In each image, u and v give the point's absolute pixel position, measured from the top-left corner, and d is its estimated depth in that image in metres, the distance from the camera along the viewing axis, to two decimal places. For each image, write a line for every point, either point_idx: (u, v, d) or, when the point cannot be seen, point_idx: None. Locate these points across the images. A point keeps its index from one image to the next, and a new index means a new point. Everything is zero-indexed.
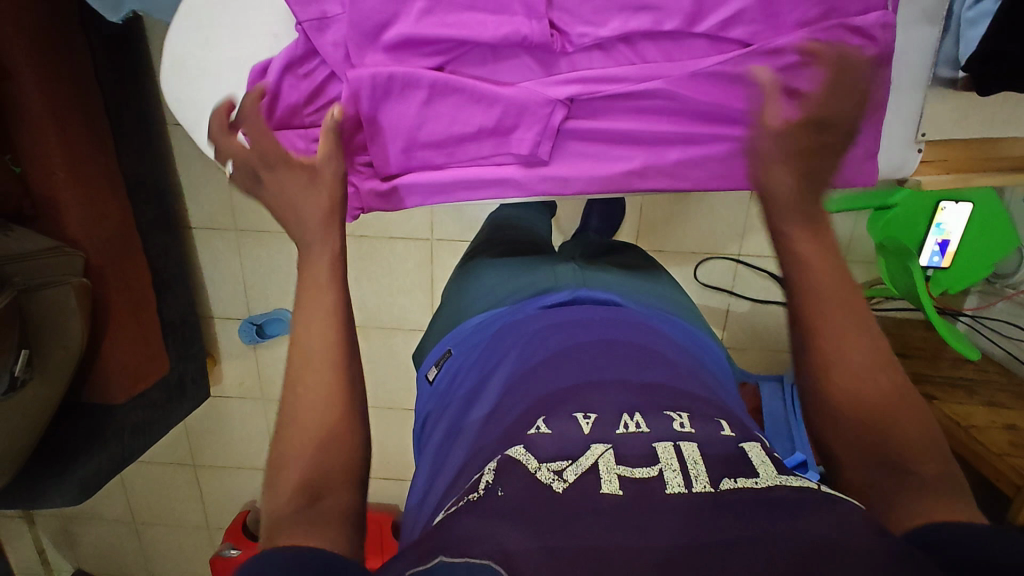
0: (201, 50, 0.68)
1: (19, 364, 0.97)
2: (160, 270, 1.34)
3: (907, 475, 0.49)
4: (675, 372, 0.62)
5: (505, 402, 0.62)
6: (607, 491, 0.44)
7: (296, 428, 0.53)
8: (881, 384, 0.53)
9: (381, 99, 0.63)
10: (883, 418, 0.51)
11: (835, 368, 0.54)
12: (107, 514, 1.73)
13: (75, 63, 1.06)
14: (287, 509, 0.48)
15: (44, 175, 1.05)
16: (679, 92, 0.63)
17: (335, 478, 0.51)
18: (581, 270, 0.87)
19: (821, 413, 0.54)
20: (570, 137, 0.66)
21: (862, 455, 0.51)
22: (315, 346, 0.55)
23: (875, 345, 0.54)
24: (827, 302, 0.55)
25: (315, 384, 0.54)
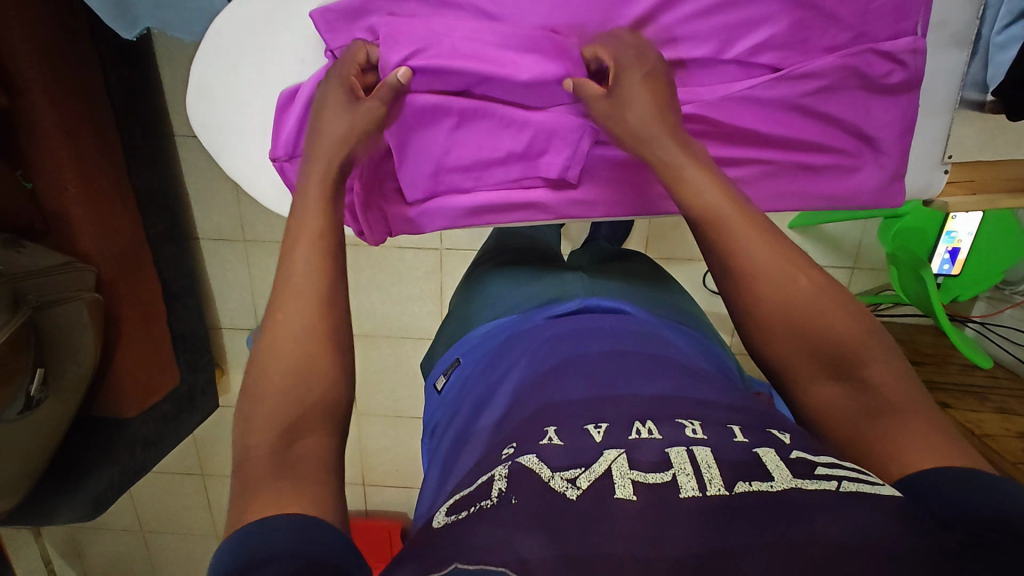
0: (226, 73, 0.68)
1: (35, 384, 0.98)
2: (168, 282, 1.33)
3: (867, 396, 0.48)
4: (688, 380, 0.61)
5: (514, 409, 0.61)
6: (621, 496, 0.43)
7: (269, 363, 0.48)
8: (821, 304, 0.50)
9: (412, 130, 0.63)
10: (833, 341, 0.49)
11: (762, 302, 0.51)
12: (115, 524, 1.72)
13: (86, 76, 1.06)
14: (263, 454, 0.44)
15: (55, 190, 1.04)
16: (713, 117, 0.62)
17: (314, 417, 0.47)
18: (589, 280, 0.86)
19: (766, 344, 0.52)
20: (601, 163, 0.66)
21: (821, 379, 0.50)
22: (299, 299, 0.50)
23: (801, 266, 0.51)
24: (741, 232, 0.51)
25: (295, 329, 0.49)
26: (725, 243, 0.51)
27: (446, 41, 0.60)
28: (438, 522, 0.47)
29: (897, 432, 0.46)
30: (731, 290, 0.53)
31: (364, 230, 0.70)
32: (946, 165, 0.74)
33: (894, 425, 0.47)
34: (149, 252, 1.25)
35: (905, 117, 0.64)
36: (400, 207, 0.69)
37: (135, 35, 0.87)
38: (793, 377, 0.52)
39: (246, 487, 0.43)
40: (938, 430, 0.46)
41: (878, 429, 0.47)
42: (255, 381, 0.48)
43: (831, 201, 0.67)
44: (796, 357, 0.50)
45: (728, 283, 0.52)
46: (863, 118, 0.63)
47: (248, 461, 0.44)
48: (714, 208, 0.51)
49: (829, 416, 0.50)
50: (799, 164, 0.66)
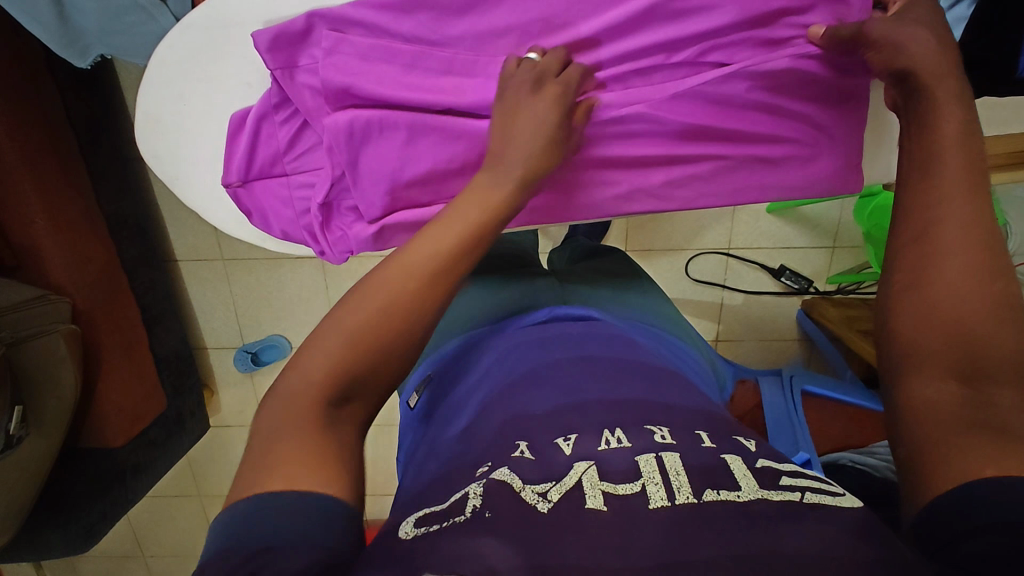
0: (175, 104, 0.69)
1: (14, 421, 0.97)
2: (148, 306, 1.32)
3: (980, 411, 0.43)
4: (655, 386, 0.61)
5: (481, 419, 0.61)
6: (591, 507, 0.44)
7: (366, 305, 0.47)
8: (990, 309, 0.45)
9: (359, 142, 0.63)
10: (973, 339, 0.45)
11: (939, 278, 0.47)
12: (114, 550, 1.70)
13: (44, 109, 1.05)
14: (317, 401, 0.44)
15: (23, 224, 1.04)
16: (661, 116, 0.63)
17: (373, 385, 0.47)
18: (561, 287, 0.86)
19: (909, 322, 0.48)
20: (558, 166, 0.66)
21: (941, 376, 0.45)
22: (412, 261, 0.49)
23: (1001, 271, 0.47)
24: (952, 201, 0.48)
25: (396, 285, 0.48)
26: (933, 207, 0.49)
27: (388, 69, 0.61)
28: (406, 534, 0.46)
29: (976, 448, 0.41)
30: (909, 259, 0.50)
31: (326, 250, 0.71)
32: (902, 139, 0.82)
33: (981, 449, 0.41)
34: (126, 280, 1.24)
35: (853, 109, 0.64)
36: (359, 225, 0.68)
37: (89, 63, 0.86)
38: (910, 369, 0.47)
39: (271, 435, 0.42)
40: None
41: (964, 442, 0.42)
42: (337, 320, 0.47)
43: (785, 191, 0.68)
44: (930, 343, 0.46)
45: (914, 252, 0.49)
46: (818, 110, 0.64)
47: (291, 400, 0.44)
48: (934, 169, 0.50)
49: (931, 415, 0.44)
50: (753, 159, 0.66)
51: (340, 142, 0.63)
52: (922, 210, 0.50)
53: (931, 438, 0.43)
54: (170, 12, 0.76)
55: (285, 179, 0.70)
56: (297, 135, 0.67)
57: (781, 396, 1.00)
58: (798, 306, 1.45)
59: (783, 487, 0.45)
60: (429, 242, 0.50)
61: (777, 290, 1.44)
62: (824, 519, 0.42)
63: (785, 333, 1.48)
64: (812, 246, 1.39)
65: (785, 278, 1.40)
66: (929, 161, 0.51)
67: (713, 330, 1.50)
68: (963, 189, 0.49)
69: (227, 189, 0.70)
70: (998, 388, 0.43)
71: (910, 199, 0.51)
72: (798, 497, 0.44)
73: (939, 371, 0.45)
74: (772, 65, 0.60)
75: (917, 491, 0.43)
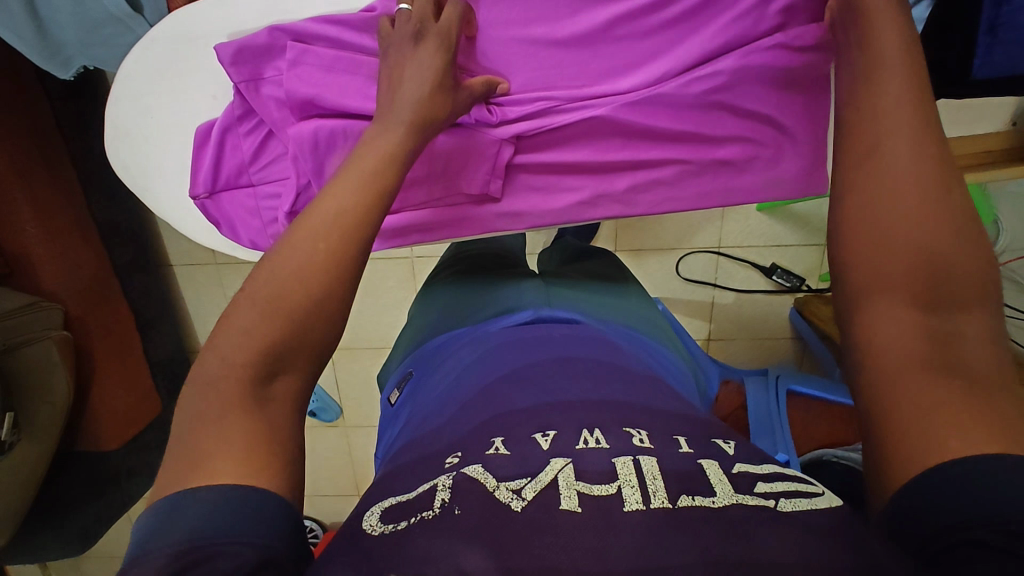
0: (141, 117, 0.71)
1: (5, 428, 0.98)
2: (142, 311, 1.34)
3: (937, 339, 0.42)
4: (634, 388, 0.62)
5: (458, 416, 0.61)
6: (565, 507, 0.44)
7: (274, 279, 0.46)
8: (948, 233, 0.44)
9: (329, 144, 0.63)
10: (938, 278, 0.43)
11: (895, 204, 0.46)
12: (114, 551, 1.72)
13: (34, 120, 1.06)
14: (238, 381, 0.43)
15: (14, 231, 1.06)
16: (619, 118, 0.65)
17: (292, 360, 0.45)
18: (546, 288, 0.86)
19: (863, 249, 0.46)
20: (522, 171, 0.69)
21: (899, 305, 0.44)
22: (302, 243, 0.47)
23: (965, 212, 0.45)
24: (911, 145, 0.47)
25: (294, 261, 0.47)
26: (888, 135, 0.48)
27: (354, 83, 0.62)
28: (370, 529, 0.47)
29: (931, 381, 0.40)
30: (865, 183, 0.48)
31: None
32: None
33: (940, 384, 0.40)
34: (120, 286, 1.26)
35: (815, 107, 0.65)
36: None
37: (72, 74, 0.86)
38: (867, 296, 0.46)
39: (214, 419, 0.42)
40: (1005, 420, 0.38)
41: (928, 386, 0.40)
42: (243, 304, 0.46)
43: (756, 193, 0.68)
44: (892, 282, 0.44)
45: (870, 178, 0.48)
46: (781, 111, 0.64)
47: (221, 383, 0.43)
48: (892, 117, 0.48)
49: (888, 343, 0.43)
50: (721, 163, 0.67)
51: (305, 151, 0.63)
52: (878, 137, 0.48)
53: (886, 366, 0.43)
54: (146, 22, 0.78)
55: (253, 189, 0.71)
56: (262, 145, 0.68)
57: (765, 395, 1.01)
58: (790, 304, 1.45)
59: (755, 490, 0.46)
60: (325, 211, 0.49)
61: (768, 289, 1.43)
62: (790, 523, 0.42)
63: (777, 331, 1.48)
64: (804, 245, 1.38)
65: (776, 276, 1.39)
66: (873, 96, 0.50)
67: (705, 329, 1.50)
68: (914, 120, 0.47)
69: (193, 199, 0.71)
70: (956, 315, 0.42)
71: (861, 126, 0.50)
72: (771, 501, 0.44)
73: (898, 297, 0.44)
74: (719, 70, 0.62)
75: (883, 458, 0.41)
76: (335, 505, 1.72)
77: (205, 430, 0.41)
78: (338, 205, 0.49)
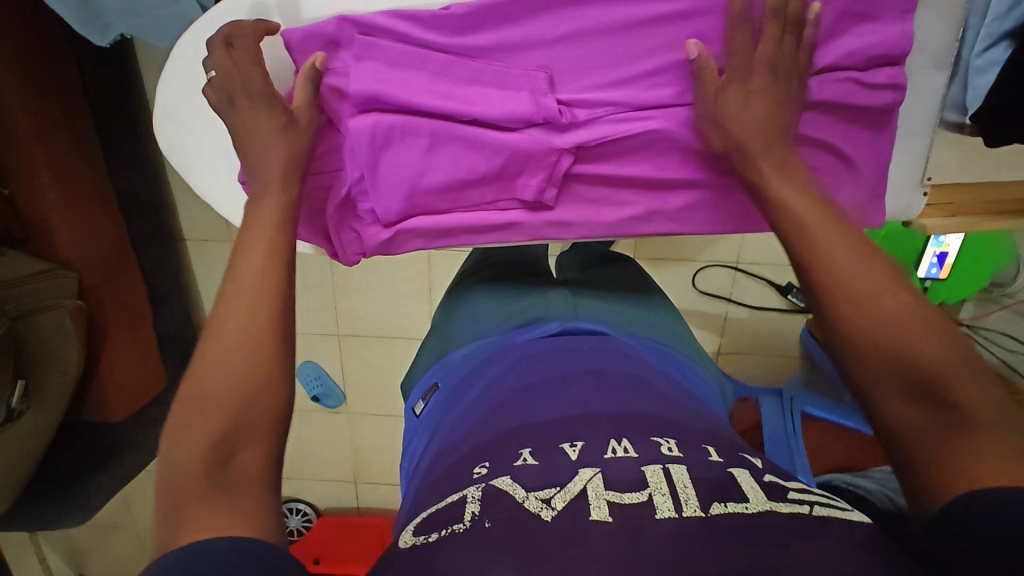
0: (190, 95, 0.70)
1: (16, 395, 0.98)
2: (156, 286, 1.32)
3: (952, 417, 0.44)
4: (664, 401, 0.59)
5: (482, 430, 0.59)
6: (596, 518, 0.44)
7: (217, 365, 0.47)
8: (909, 325, 0.47)
9: (373, 160, 0.65)
10: (915, 349, 0.46)
11: (846, 316, 0.48)
12: (107, 522, 1.71)
13: (62, 83, 1.04)
14: (195, 471, 0.43)
15: (32, 197, 1.04)
16: (683, 133, 0.65)
17: (252, 434, 0.46)
18: (571, 298, 0.83)
19: (845, 359, 0.49)
20: (576, 180, 0.69)
21: (902, 399, 0.46)
22: (230, 326, 0.49)
23: (897, 288, 0.48)
24: (833, 245, 0.51)
25: (232, 350, 0.48)
26: (815, 258, 0.51)
27: (423, 79, 0.64)
28: (404, 542, 0.47)
29: (969, 455, 0.42)
30: (815, 303, 0.51)
31: (338, 250, 0.72)
32: (924, 187, 0.77)
33: (973, 454, 0.42)
34: (135, 257, 1.24)
35: (875, 140, 0.68)
36: (375, 229, 0.70)
37: (110, 41, 0.84)
38: (870, 395, 0.48)
39: (176, 505, 0.41)
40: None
41: (963, 453, 0.42)
42: (186, 407, 0.46)
43: None
44: (878, 376, 0.47)
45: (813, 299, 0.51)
46: (843, 140, 0.68)
47: (178, 476, 0.43)
48: (811, 229, 0.52)
49: (910, 439, 0.45)
50: None
51: (363, 144, 0.65)
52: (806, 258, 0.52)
53: (916, 463, 0.44)
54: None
55: None
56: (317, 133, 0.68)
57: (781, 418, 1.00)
58: (802, 324, 1.45)
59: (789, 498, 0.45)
60: (237, 307, 0.50)
61: (782, 307, 1.44)
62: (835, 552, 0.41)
63: (788, 350, 1.49)
64: None
65: (791, 295, 1.40)
66: (792, 220, 0.53)
67: (716, 343, 1.50)
68: (833, 240, 0.51)
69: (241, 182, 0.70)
70: (959, 391, 0.44)
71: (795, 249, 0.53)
72: (806, 509, 0.44)
73: (899, 394, 0.46)
74: None
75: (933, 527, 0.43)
76: (332, 491, 1.71)
77: (177, 517, 0.41)
78: (254, 301, 0.50)
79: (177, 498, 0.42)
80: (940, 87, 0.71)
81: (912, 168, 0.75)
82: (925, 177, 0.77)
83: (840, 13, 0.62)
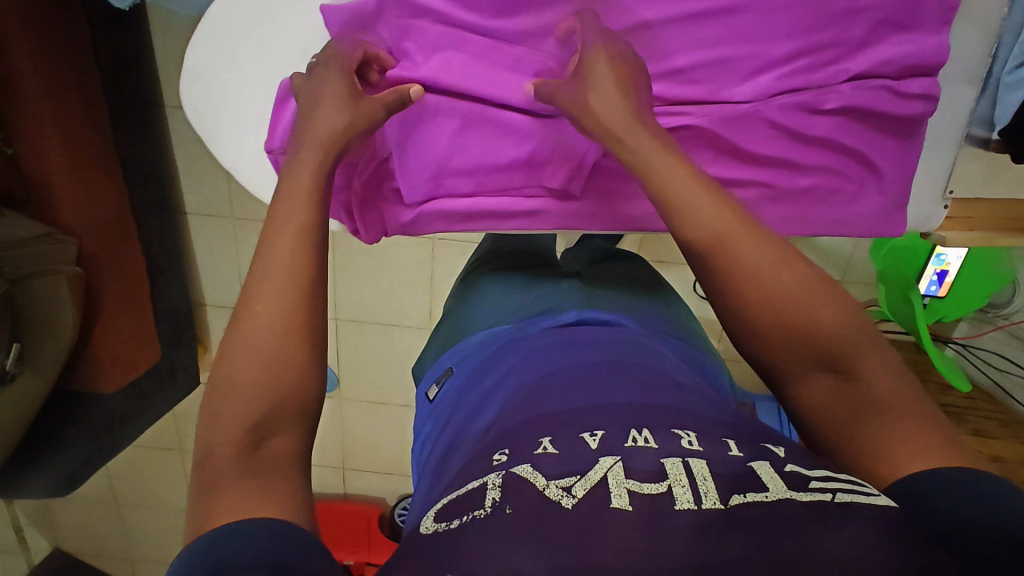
0: (223, 62, 0.71)
1: (11, 358, 0.96)
2: (156, 258, 1.30)
3: (853, 392, 0.49)
4: (683, 393, 0.59)
5: (504, 417, 0.59)
6: (617, 506, 0.43)
7: (253, 345, 0.47)
8: (812, 309, 0.50)
9: (405, 137, 0.67)
10: (825, 338, 0.49)
11: (758, 307, 0.51)
12: (88, 496, 1.68)
13: (74, 44, 1.02)
14: (228, 455, 0.44)
15: (37, 159, 1.02)
16: (716, 130, 0.68)
17: (285, 418, 0.46)
18: (585, 289, 0.84)
19: (752, 343, 0.53)
20: (602, 173, 0.70)
21: (812, 377, 0.51)
22: (271, 304, 0.49)
23: (795, 273, 0.51)
24: (738, 238, 0.51)
25: (263, 336, 0.48)
26: (721, 253, 0.51)
27: (466, 59, 0.66)
28: (427, 528, 0.47)
29: (879, 429, 0.46)
30: (724, 293, 0.53)
31: (360, 228, 0.73)
32: (945, 201, 0.81)
33: (884, 424, 0.47)
34: (137, 228, 1.22)
35: (902, 148, 0.71)
36: (400, 208, 0.72)
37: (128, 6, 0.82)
38: (781, 372, 0.52)
39: (212, 484, 0.42)
40: (938, 429, 0.46)
41: (870, 426, 0.47)
42: (224, 380, 0.47)
43: (825, 224, 0.73)
44: (789, 358, 0.51)
45: (718, 289, 0.53)
46: (875, 149, 0.70)
47: (212, 459, 0.44)
48: (714, 222, 0.51)
49: (821, 413, 0.50)
50: (786, 190, 0.71)
51: (397, 122, 0.66)
52: (710, 255, 0.51)
53: (828, 434, 0.50)
54: None
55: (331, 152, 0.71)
56: None
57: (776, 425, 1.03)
58: None
59: (810, 486, 0.43)
60: (268, 287, 0.49)
61: None
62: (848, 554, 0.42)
63: None
64: None
65: None
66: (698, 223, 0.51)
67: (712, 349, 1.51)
68: (736, 234, 0.51)
69: (267, 149, 0.70)
70: (856, 368, 0.49)
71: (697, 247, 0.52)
72: (827, 496, 0.42)
73: (809, 370, 0.51)
74: (801, 97, 0.67)
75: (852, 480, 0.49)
76: (320, 476, 1.70)
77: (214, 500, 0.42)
78: (284, 283, 0.49)
79: (213, 475, 0.43)
80: (970, 102, 0.74)
81: (938, 180, 0.79)
82: (948, 190, 0.80)
83: (879, 21, 0.64)
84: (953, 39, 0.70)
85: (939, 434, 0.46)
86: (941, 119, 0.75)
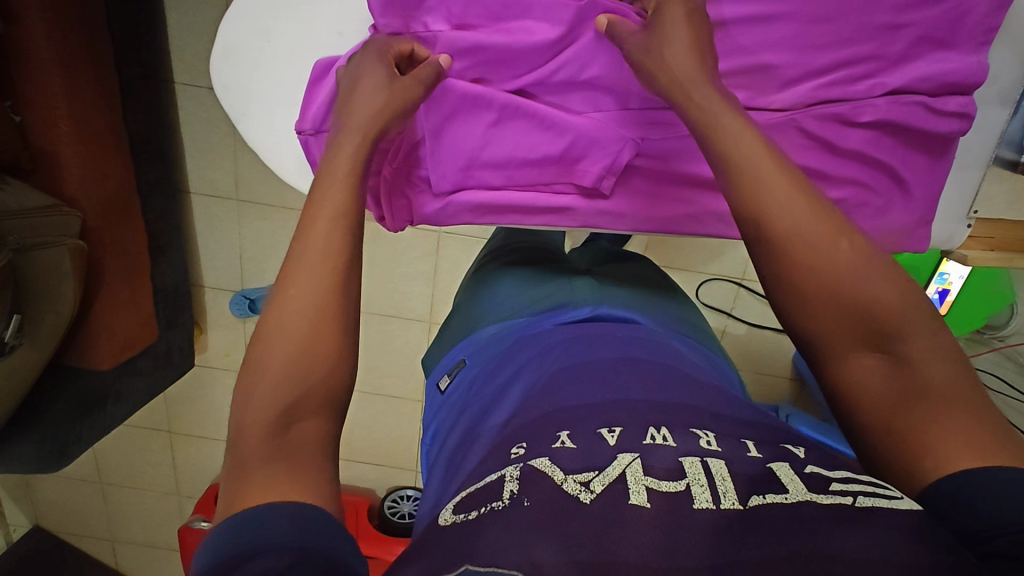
0: (259, 39, 0.73)
1: (10, 330, 0.94)
2: (156, 235, 1.27)
3: (905, 377, 0.45)
4: (701, 392, 0.59)
5: (523, 411, 0.58)
6: (635, 502, 0.42)
7: (284, 325, 0.47)
8: (865, 279, 0.47)
9: (439, 126, 0.68)
10: (876, 312, 0.46)
11: (807, 273, 0.48)
12: (72, 473, 1.66)
13: (88, 11, 1.00)
14: (260, 436, 0.43)
15: (46, 127, 0.99)
16: None
17: (314, 402, 0.45)
18: (599, 285, 0.84)
19: (794, 316, 0.49)
20: (630, 174, 0.72)
21: (859, 357, 0.47)
22: (309, 288, 0.48)
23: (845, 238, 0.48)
24: (788, 197, 0.49)
25: (295, 322, 0.47)
26: (770, 211, 0.49)
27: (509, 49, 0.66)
28: (444, 519, 0.46)
29: (931, 417, 0.43)
30: (770, 257, 0.50)
31: (386, 215, 0.75)
32: (968, 221, 0.84)
33: (937, 414, 0.43)
34: (139, 204, 1.20)
35: (933, 165, 0.73)
36: (427, 197, 0.74)
37: None
38: (823, 352, 0.49)
39: (244, 472, 0.42)
40: (983, 422, 0.43)
41: (921, 416, 0.44)
42: (256, 363, 0.46)
43: None
44: (837, 335, 0.47)
45: (763, 253, 0.50)
46: (901, 163, 0.72)
47: (239, 444, 0.43)
48: (760, 178, 0.50)
49: (867, 398, 0.46)
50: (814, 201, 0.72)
51: (434, 109, 0.67)
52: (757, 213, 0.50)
53: (875, 422, 0.46)
54: None
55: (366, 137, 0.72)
56: None
57: None
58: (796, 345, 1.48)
59: (834, 488, 0.43)
60: (304, 261, 0.49)
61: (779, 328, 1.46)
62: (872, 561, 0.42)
63: (780, 369, 1.52)
64: None
65: None
66: (743, 178, 0.50)
67: None
68: (785, 192, 0.49)
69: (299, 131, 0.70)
70: (908, 349, 0.46)
71: (746, 205, 0.50)
72: (849, 497, 0.41)
73: (855, 351, 0.47)
74: (834, 109, 0.68)
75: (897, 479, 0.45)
76: None
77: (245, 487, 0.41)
78: (316, 271, 0.49)
79: (241, 458, 0.42)
80: (1002, 122, 0.76)
81: (962, 202, 0.81)
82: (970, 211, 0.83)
83: (917, 39, 0.65)
84: (991, 59, 0.71)
85: (996, 429, 0.43)
86: (974, 137, 0.77)
